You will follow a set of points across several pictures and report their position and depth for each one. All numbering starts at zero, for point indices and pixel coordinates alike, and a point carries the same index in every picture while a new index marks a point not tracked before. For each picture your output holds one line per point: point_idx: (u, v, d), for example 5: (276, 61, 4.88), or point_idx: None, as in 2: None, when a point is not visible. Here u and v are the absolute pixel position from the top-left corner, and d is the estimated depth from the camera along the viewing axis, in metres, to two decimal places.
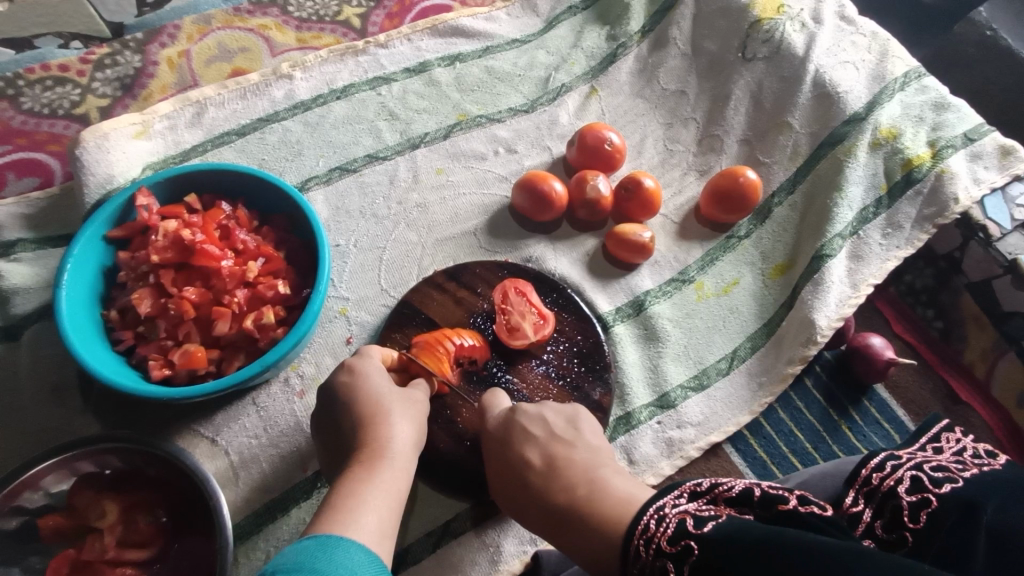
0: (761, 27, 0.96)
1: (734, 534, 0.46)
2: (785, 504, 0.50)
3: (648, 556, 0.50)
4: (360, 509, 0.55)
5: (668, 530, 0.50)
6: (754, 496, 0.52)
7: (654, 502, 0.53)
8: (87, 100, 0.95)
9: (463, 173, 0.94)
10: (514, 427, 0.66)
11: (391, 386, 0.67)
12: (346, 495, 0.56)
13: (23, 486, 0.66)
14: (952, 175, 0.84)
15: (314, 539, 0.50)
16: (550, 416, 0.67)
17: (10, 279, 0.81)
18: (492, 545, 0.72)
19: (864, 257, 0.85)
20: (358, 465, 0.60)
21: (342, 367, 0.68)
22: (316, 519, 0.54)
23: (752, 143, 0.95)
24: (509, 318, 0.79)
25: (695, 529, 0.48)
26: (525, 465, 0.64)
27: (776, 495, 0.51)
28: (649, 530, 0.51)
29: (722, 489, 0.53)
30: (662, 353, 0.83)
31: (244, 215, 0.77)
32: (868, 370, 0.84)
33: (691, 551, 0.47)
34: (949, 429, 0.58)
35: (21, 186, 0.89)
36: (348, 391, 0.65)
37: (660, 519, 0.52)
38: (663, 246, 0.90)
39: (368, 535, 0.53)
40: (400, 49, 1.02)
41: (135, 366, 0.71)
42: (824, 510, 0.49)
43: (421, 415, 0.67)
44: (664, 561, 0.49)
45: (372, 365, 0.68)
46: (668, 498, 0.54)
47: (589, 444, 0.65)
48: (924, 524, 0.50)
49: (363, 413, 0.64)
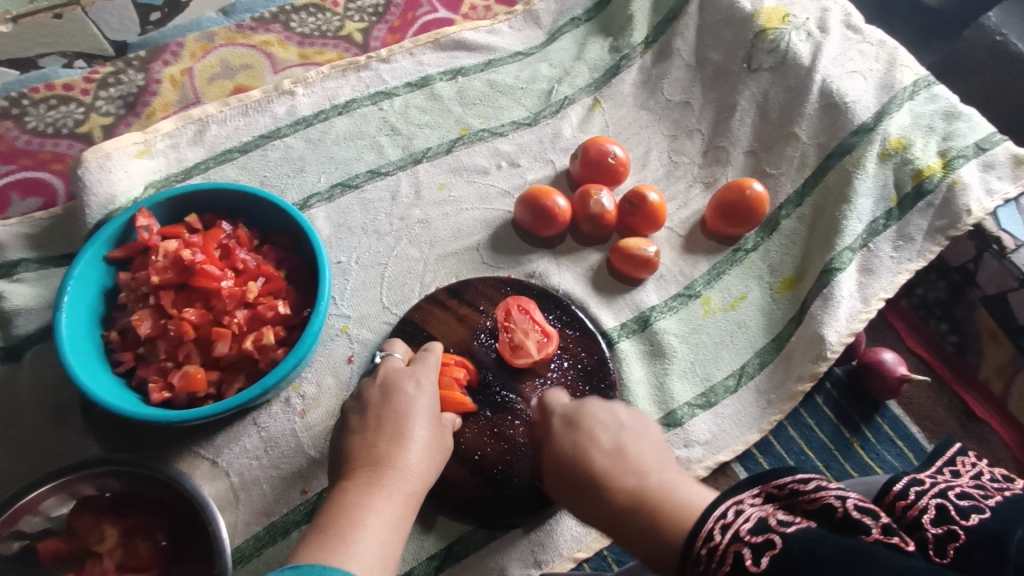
0: (766, 37, 0.94)
1: (823, 543, 0.42)
2: (867, 535, 0.44)
3: (722, 540, 0.45)
4: (362, 540, 0.53)
5: (748, 521, 0.45)
6: (835, 512, 0.46)
7: (733, 495, 0.48)
8: (90, 119, 0.96)
9: (466, 187, 0.94)
10: (583, 411, 0.62)
11: (433, 412, 0.64)
12: (347, 521, 0.54)
13: (22, 510, 0.65)
14: (964, 186, 0.82)
15: (297, 569, 0.48)
16: (619, 410, 0.62)
17: (13, 300, 0.80)
18: (497, 568, 0.72)
19: (874, 271, 0.83)
20: (367, 484, 0.57)
21: (406, 374, 0.67)
22: (311, 543, 0.52)
23: (759, 155, 0.94)
24: (513, 336, 0.77)
25: (777, 527, 0.44)
26: (587, 445, 0.58)
27: (860, 521, 0.45)
28: (726, 518, 0.46)
29: (803, 498, 0.48)
30: (668, 370, 0.81)
31: (245, 235, 0.77)
32: (880, 385, 0.82)
33: (771, 545, 0.43)
34: (964, 453, 0.55)
35: (25, 206, 0.90)
36: (401, 403, 0.64)
37: (738, 510, 0.46)
38: (669, 260, 0.89)
39: (367, 569, 0.51)
40: (402, 64, 1.01)
41: (136, 389, 0.71)
42: (905, 545, 0.44)
43: (443, 458, 0.64)
44: (740, 546, 0.44)
45: (432, 386, 0.67)
46: (748, 494, 0.48)
47: (655, 438, 0.59)
48: (952, 559, 0.47)
49: (392, 429, 0.62)
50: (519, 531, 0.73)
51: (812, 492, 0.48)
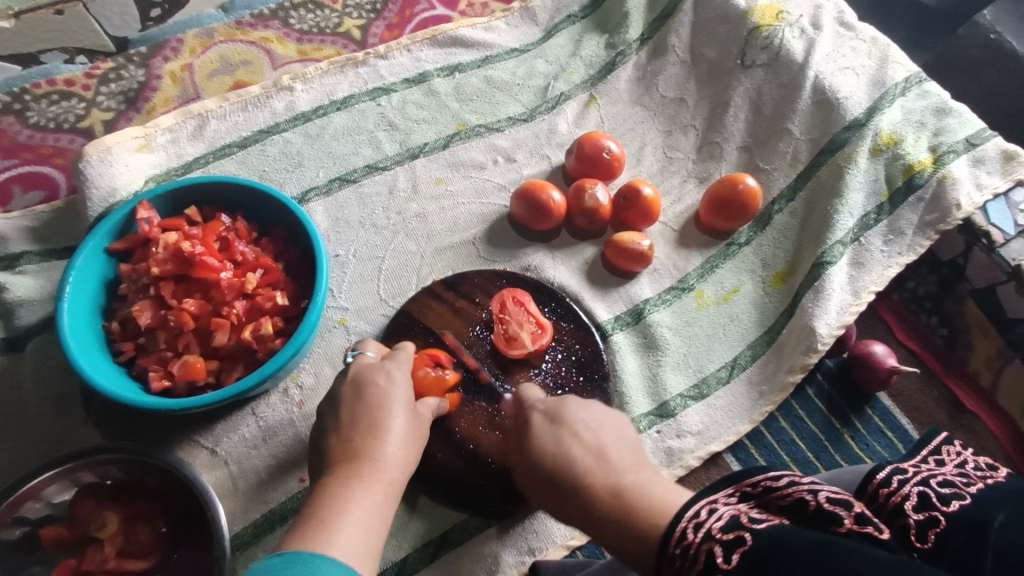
0: (760, 34, 0.95)
1: (791, 535, 0.44)
2: (840, 526, 0.46)
3: (693, 539, 0.47)
4: (341, 529, 0.54)
5: (720, 520, 0.48)
6: (808, 505, 0.48)
7: (705, 496, 0.51)
8: (91, 114, 0.97)
9: (462, 182, 0.95)
10: (564, 409, 0.63)
11: (409, 400, 0.65)
12: (329, 510, 0.55)
13: (25, 496, 0.66)
14: (954, 180, 0.83)
15: (288, 556, 0.50)
16: (598, 407, 0.64)
17: (15, 292, 0.82)
18: (491, 555, 0.73)
19: (865, 264, 0.84)
20: (348, 476, 0.58)
21: (376, 368, 0.66)
22: (296, 532, 0.54)
23: (752, 150, 0.95)
24: (507, 327, 0.79)
25: (749, 524, 0.46)
26: (569, 444, 0.60)
27: (833, 513, 0.47)
28: (698, 518, 0.48)
29: (778, 494, 0.50)
30: (661, 362, 0.83)
31: (244, 227, 0.78)
32: (870, 378, 0.83)
33: (742, 542, 0.45)
34: (950, 441, 0.56)
35: (27, 199, 0.91)
36: (372, 395, 0.64)
37: (710, 510, 0.49)
38: (663, 254, 0.90)
39: (347, 556, 0.52)
40: (400, 60, 1.02)
41: (136, 378, 0.72)
42: (878, 533, 0.46)
43: (421, 443, 0.65)
44: (711, 544, 0.46)
45: (402, 375, 0.66)
46: (720, 495, 0.51)
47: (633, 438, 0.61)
48: (932, 544, 0.48)
49: (369, 422, 0.62)
50: (514, 519, 0.74)
51: (786, 487, 0.50)
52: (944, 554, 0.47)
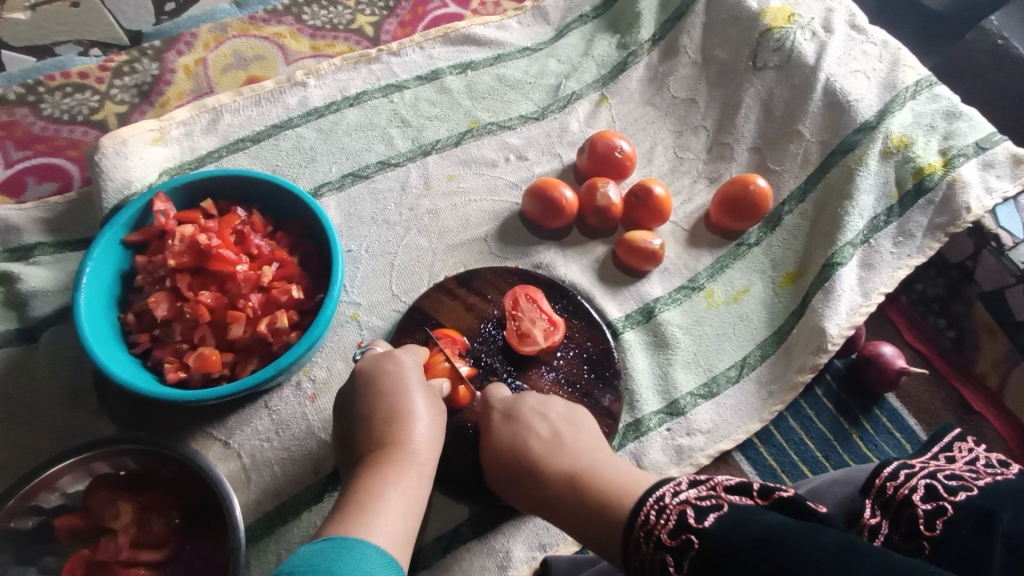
0: (771, 36, 0.96)
1: (736, 527, 0.46)
2: (782, 493, 0.50)
3: (648, 548, 0.50)
4: (381, 511, 0.55)
5: (669, 523, 0.50)
6: (752, 490, 0.51)
7: (654, 491, 0.53)
8: (105, 106, 0.97)
9: (474, 179, 0.95)
10: (521, 404, 0.70)
11: (424, 381, 0.67)
12: (368, 497, 0.56)
13: (40, 486, 0.66)
14: (964, 183, 0.84)
15: (331, 542, 0.50)
16: (554, 403, 0.71)
17: (30, 282, 0.82)
18: (502, 550, 0.73)
19: (874, 266, 0.85)
20: (378, 463, 0.60)
21: (384, 356, 0.67)
22: (335, 519, 0.54)
23: (763, 151, 0.96)
24: (520, 324, 0.79)
25: (696, 523, 0.48)
26: (528, 436, 0.67)
27: (776, 489, 0.50)
28: (651, 519, 0.51)
29: (722, 481, 0.52)
30: (672, 360, 0.83)
31: (259, 221, 0.78)
32: (879, 378, 0.83)
33: (691, 544, 0.47)
34: (961, 438, 0.57)
35: (40, 190, 0.91)
36: (386, 382, 0.65)
37: (660, 509, 0.51)
38: (674, 253, 0.90)
39: (388, 539, 0.53)
40: (412, 57, 1.03)
41: (151, 369, 0.72)
42: (821, 508, 0.48)
43: (443, 417, 0.66)
44: (664, 553, 0.48)
45: (411, 358, 0.68)
46: (668, 487, 0.53)
47: (589, 426, 0.69)
48: (941, 533, 0.49)
49: (390, 408, 0.63)
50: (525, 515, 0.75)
51: (730, 475, 0.52)
52: (952, 541, 0.48)
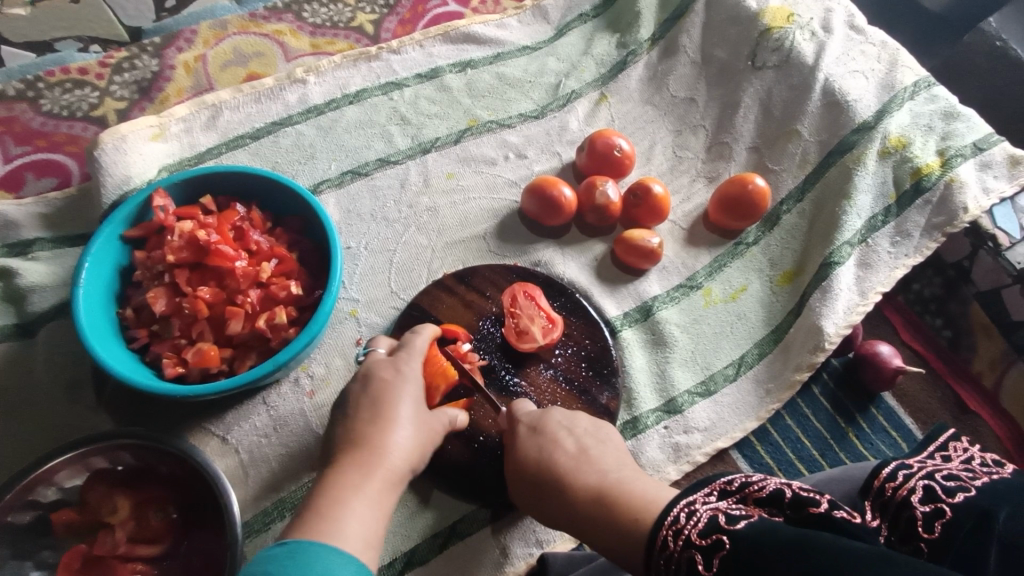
0: (770, 36, 0.96)
1: (768, 537, 0.46)
2: (816, 507, 0.49)
3: (675, 548, 0.50)
4: (345, 518, 0.55)
5: (698, 524, 0.50)
6: (785, 497, 0.51)
7: (685, 497, 0.53)
8: (105, 102, 0.97)
9: (473, 177, 0.95)
10: (547, 419, 0.68)
11: (417, 395, 0.66)
12: (331, 500, 0.56)
13: (38, 481, 0.67)
14: (961, 184, 0.84)
15: (285, 546, 0.51)
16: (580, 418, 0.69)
17: (28, 278, 0.82)
18: (498, 546, 0.73)
19: (872, 265, 0.85)
20: (352, 465, 0.59)
21: (385, 363, 0.67)
22: (298, 521, 0.55)
23: (762, 151, 0.96)
24: (518, 321, 0.79)
25: (727, 525, 0.48)
26: (554, 449, 0.65)
27: (808, 497, 0.50)
28: (679, 522, 0.51)
29: (753, 489, 0.53)
30: (669, 358, 0.83)
31: (258, 217, 0.78)
32: (876, 377, 0.84)
33: (721, 546, 0.47)
34: (957, 438, 0.57)
35: (40, 185, 0.91)
36: (378, 389, 0.65)
37: (690, 513, 0.52)
38: (672, 252, 0.91)
39: (347, 545, 0.53)
40: (412, 55, 1.03)
41: (150, 364, 0.72)
42: (852, 517, 0.49)
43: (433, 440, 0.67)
44: (692, 552, 0.49)
45: (414, 368, 0.67)
46: (698, 495, 0.53)
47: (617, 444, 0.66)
48: (939, 534, 0.49)
49: (377, 412, 0.63)
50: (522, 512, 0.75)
51: (760, 482, 0.53)
52: (950, 543, 0.48)
